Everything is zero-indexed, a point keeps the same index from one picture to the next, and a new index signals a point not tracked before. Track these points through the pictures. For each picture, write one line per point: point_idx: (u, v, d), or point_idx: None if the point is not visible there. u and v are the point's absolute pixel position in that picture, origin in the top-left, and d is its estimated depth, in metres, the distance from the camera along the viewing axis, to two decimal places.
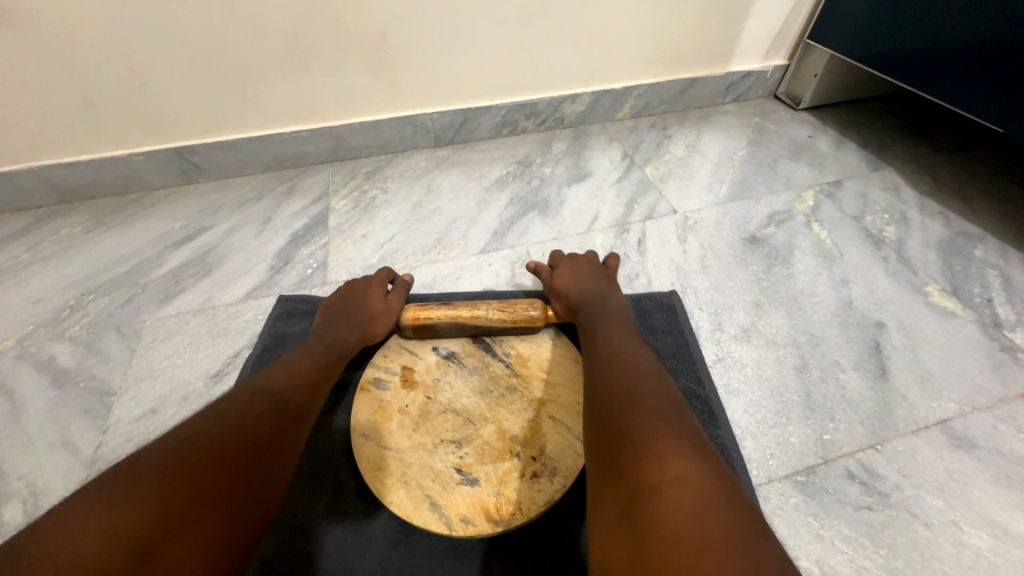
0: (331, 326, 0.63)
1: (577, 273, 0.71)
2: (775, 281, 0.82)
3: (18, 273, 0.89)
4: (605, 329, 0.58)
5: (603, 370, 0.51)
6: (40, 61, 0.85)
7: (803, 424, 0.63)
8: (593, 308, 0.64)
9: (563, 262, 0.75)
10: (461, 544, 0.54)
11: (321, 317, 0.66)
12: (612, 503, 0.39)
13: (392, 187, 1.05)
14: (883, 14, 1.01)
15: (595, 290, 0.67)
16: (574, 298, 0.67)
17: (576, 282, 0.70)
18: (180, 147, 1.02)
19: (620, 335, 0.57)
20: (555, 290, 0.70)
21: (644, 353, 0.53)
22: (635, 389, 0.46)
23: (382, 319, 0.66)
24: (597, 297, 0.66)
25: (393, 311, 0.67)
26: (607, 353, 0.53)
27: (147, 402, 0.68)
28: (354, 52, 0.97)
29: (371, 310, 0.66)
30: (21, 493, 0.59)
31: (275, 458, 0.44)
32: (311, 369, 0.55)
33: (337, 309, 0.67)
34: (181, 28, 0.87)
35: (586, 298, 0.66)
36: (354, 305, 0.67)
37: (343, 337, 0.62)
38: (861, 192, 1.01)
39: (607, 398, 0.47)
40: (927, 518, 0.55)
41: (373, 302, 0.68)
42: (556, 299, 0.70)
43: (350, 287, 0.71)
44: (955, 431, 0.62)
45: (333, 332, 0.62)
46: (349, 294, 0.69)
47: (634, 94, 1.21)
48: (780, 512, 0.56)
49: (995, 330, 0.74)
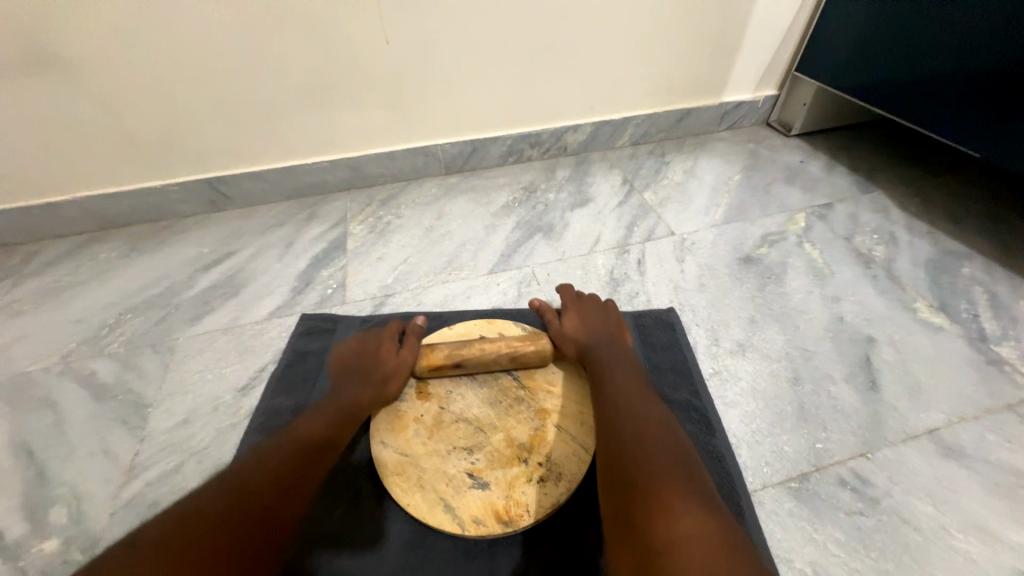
0: (345, 387, 0.64)
1: (585, 317, 0.73)
2: (769, 299, 0.86)
3: (60, 295, 0.96)
4: (616, 377, 0.61)
5: (615, 417, 0.55)
6: (90, 106, 0.95)
7: (796, 433, 0.66)
8: (604, 352, 0.66)
9: (570, 305, 0.76)
10: (472, 548, 0.58)
11: (336, 374, 0.68)
12: (628, 554, 0.43)
13: (405, 214, 1.12)
14: (864, 48, 1.08)
15: (604, 337, 0.69)
16: (585, 342, 0.68)
17: (585, 327, 0.71)
18: (210, 177, 1.10)
19: (631, 386, 0.60)
20: (562, 333, 0.70)
21: (652, 406, 0.56)
22: (645, 444, 0.50)
23: (394, 376, 0.65)
24: (605, 344, 0.68)
25: (404, 364, 0.65)
26: (618, 400, 0.57)
27: (179, 415, 0.73)
28: (373, 91, 1.06)
29: (383, 367, 0.66)
30: (64, 498, 0.64)
31: (297, 494, 0.50)
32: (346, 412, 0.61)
33: (352, 368, 0.67)
34: (218, 72, 0.96)
35: (594, 344, 0.68)
36: (368, 362, 0.67)
37: (356, 399, 0.62)
38: (852, 214, 1.05)
39: (619, 448, 0.51)
40: (917, 523, 0.57)
41: (385, 358, 0.67)
42: (563, 341, 0.69)
43: (365, 340, 0.71)
44: (943, 441, 0.65)
45: (345, 396, 0.63)
46: (363, 350, 0.70)
47: (633, 124, 1.29)
48: (775, 517, 0.58)
49: (982, 344, 0.77)
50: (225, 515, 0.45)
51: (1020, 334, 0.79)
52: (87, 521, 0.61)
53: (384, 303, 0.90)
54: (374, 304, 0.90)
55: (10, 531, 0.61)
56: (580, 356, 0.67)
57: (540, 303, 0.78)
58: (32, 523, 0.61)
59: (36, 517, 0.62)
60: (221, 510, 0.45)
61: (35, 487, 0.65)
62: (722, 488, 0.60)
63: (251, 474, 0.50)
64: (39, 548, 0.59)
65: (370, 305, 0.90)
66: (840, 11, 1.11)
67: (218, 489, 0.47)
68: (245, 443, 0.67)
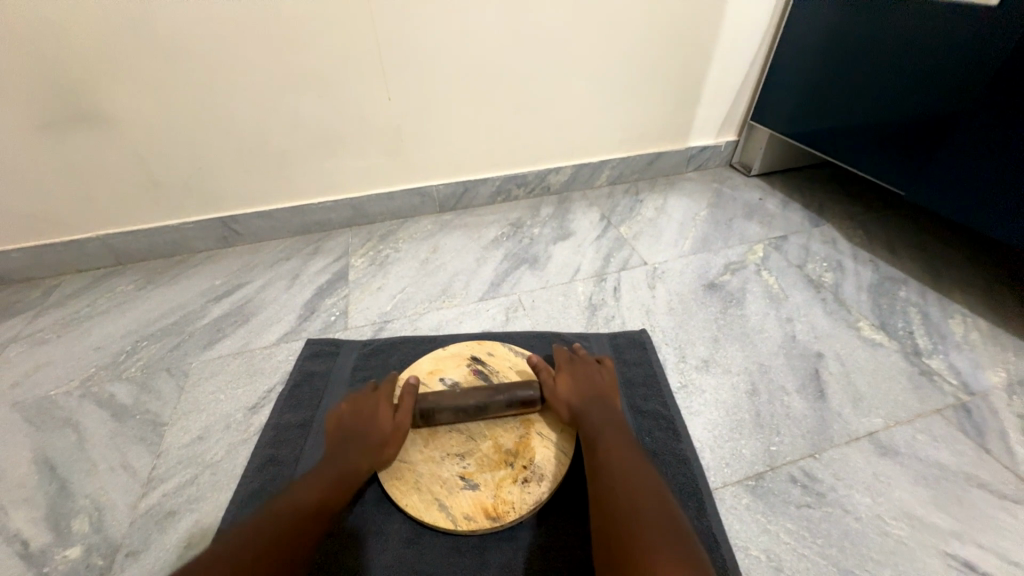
0: (342, 451, 0.64)
1: (579, 378, 0.73)
2: (731, 321, 0.96)
3: (79, 325, 1.03)
4: (610, 444, 0.63)
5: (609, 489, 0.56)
6: (121, 154, 1.06)
7: (753, 437, 0.75)
8: (598, 417, 0.67)
9: (564, 363, 0.76)
10: (464, 542, 0.63)
11: (330, 436, 0.66)
12: None
13: (403, 247, 1.23)
14: (804, 102, 1.25)
15: (598, 398, 0.70)
16: (578, 407, 0.69)
17: (579, 388, 0.72)
18: (223, 216, 1.21)
19: (625, 451, 0.62)
20: (556, 394, 0.71)
21: (646, 477, 0.58)
22: (638, 511, 0.53)
23: (392, 439, 0.66)
24: (599, 408, 0.68)
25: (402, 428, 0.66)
26: (612, 470, 0.59)
27: (194, 431, 0.79)
28: (374, 140, 1.19)
29: (382, 427, 0.66)
30: (86, 509, 0.69)
31: (315, 527, 0.54)
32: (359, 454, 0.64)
33: (347, 430, 0.66)
34: (236, 125, 1.09)
35: (588, 408, 0.68)
36: (368, 419, 0.67)
37: (353, 464, 0.62)
38: (804, 245, 1.18)
39: (612, 519, 0.53)
40: (857, 513, 0.65)
41: (382, 420, 0.67)
42: (557, 404, 0.70)
43: (364, 394, 0.71)
44: (881, 441, 0.74)
45: (344, 457, 0.63)
46: (359, 410, 0.68)
47: (609, 166, 1.43)
48: (734, 511, 0.66)
49: (916, 357, 0.87)
50: (260, 545, 0.50)
51: (949, 348, 0.89)
52: (108, 528, 0.67)
53: (383, 329, 0.98)
54: (373, 329, 0.98)
55: (35, 540, 0.66)
56: (575, 419, 0.68)
57: (534, 359, 0.76)
58: (56, 531, 0.67)
59: (60, 526, 0.67)
60: (255, 541, 0.50)
61: (59, 499, 0.70)
62: (686, 486, 0.68)
63: (269, 523, 0.52)
64: (63, 554, 0.64)
65: (370, 330, 0.98)
66: (783, 72, 1.29)
67: (237, 540, 0.49)
68: (256, 455, 0.74)
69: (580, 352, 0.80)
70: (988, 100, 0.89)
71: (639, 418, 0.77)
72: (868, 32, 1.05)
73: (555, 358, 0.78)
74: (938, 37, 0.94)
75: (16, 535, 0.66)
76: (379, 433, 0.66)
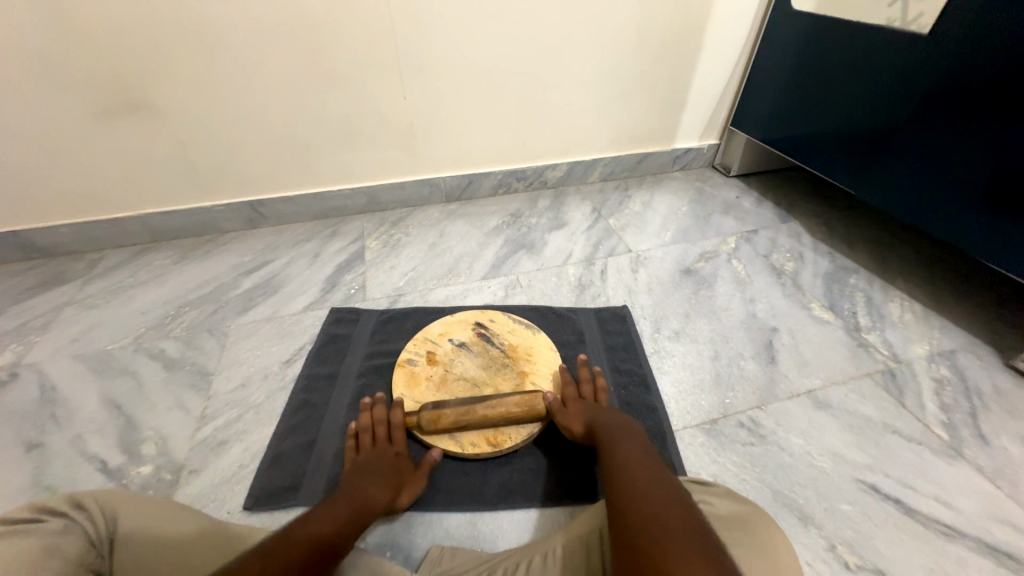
0: (362, 486, 0.65)
1: (589, 401, 0.78)
2: (701, 300, 1.10)
3: (125, 292, 1.15)
4: (629, 459, 0.60)
5: (623, 488, 0.54)
6: (165, 142, 1.19)
7: (711, 392, 0.89)
8: (607, 418, 0.72)
9: (574, 391, 0.81)
10: (469, 467, 0.77)
11: (350, 473, 0.68)
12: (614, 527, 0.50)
13: (413, 233, 1.36)
14: (775, 111, 1.39)
15: (608, 410, 0.74)
16: (591, 418, 0.73)
17: (590, 407, 0.76)
18: (251, 200, 1.33)
19: (628, 434, 0.67)
20: (568, 413, 0.76)
21: (662, 477, 0.55)
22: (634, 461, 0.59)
23: (408, 486, 0.70)
24: (608, 416, 0.72)
25: (417, 485, 0.71)
26: (627, 469, 0.58)
27: (237, 379, 0.92)
28: (388, 135, 1.32)
29: (401, 473, 0.70)
30: (152, 438, 0.82)
31: (335, 549, 0.53)
32: (375, 491, 0.65)
33: (368, 467, 0.69)
34: (268, 117, 1.21)
35: (598, 417, 0.73)
36: (387, 463, 0.70)
37: (370, 498, 0.64)
38: (771, 237, 1.32)
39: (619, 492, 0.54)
40: (791, 450, 0.80)
41: (402, 466, 0.71)
42: (571, 422, 0.74)
43: (377, 446, 0.74)
44: (817, 397, 0.88)
45: (364, 490, 0.64)
46: (380, 455, 0.71)
47: (602, 164, 1.57)
48: (691, 446, 0.80)
49: (856, 332, 1.02)
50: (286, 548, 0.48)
51: (885, 325, 1.04)
52: (173, 452, 0.80)
53: (397, 301, 1.12)
54: (388, 301, 1.11)
55: (111, 460, 0.79)
56: (588, 431, 0.72)
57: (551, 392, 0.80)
58: (129, 453, 0.80)
59: (131, 450, 0.81)
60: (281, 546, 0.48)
61: (127, 430, 0.84)
62: (652, 426, 0.82)
63: (292, 536, 0.51)
64: (136, 471, 0.78)
65: (385, 302, 1.11)
66: (757, 82, 1.43)
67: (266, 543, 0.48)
68: (293, 398, 0.87)
69: (595, 390, 0.82)
70: (922, 115, 1.03)
71: (617, 375, 0.91)
72: (828, 51, 1.20)
73: (566, 386, 0.82)
74: (884, 58, 1.08)
75: (94, 456, 0.80)
76: (397, 477, 0.69)
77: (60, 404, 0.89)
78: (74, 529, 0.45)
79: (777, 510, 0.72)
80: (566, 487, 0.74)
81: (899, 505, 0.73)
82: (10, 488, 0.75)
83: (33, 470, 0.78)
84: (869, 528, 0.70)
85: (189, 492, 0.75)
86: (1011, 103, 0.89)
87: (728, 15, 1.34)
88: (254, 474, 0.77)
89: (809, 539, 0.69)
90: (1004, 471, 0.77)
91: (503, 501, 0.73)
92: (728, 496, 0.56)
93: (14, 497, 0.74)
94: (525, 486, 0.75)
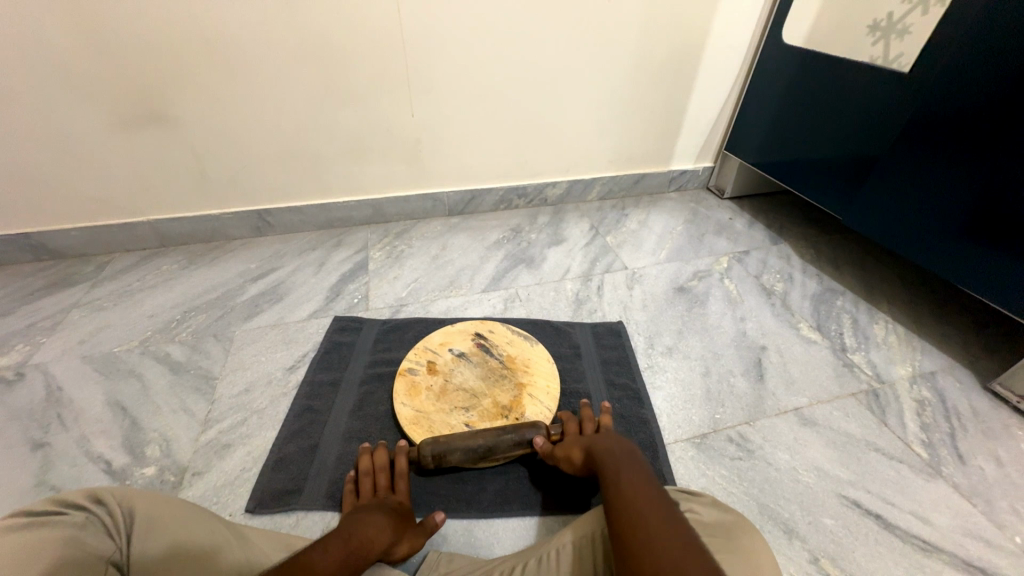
0: (360, 524, 0.61)
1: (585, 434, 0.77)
2: (694, 317, 1.14)
3: (133, 295, 1.18)
4: (632, 489, 0.57)
5: (620, 505, 0.55)
6: (180, 150, 1.23)
7: (702, 407, 0.92)
8: (604, 439, 0.72)
9: (573, 428, 0.79)
10: (466, 475, 0.79)
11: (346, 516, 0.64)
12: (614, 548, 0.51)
13: (416, 244, 1.40)
14: (767, 138, 1.45)
15: (607, 435, 0.74)
16: (588, 442, 0.73)
17: (587, 437, 0.75)
18: (260, 210, 1.37)
19: (621, 449, 0.68)
20: (565, 444, 0.75)
21: (655, 492, 0.57)
22: (626, 476, 0.61)
23: (407, 536, 0.65)
24: (605, 439, 0.72)
25: (419, 539, 0.66)
26: (622, 485, 0.59)
27: (241, 384, 0.95)
28: (395, 150, 1.37)
29: (402, 519, 0.66)
30: (157, 440, 0.84)
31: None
32: (373, 529, 0.61)
33: (366, 510, 0.65)
34: (281, 130, 1.26)
35: (595, 441, 0.72)
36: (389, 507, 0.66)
37: (368, 538, 0.59)
38: (763, 259, 1.37)
39: (615, 510, 0.55)
40: (777, 465, 0.83)
41: (400, 513, 0.67)
42: (568, 451, 0.73)
43: (377, 496, 0.71)
44: (803, 415, 0.91)
45: (366, 526, 0.60)
46: (379, 503, 0.68)
47: (600, 183, 1.62)
48: (681, 460, 0.83)
49: (842, 352, 1.06)
50: None
51: (870, 347, 1.08)
52: (176, 454, 0.82)
53: (399, 311, 1.15)
54: (391, 311, 1.14)
55: (116, 460, 0.81)
56: (586, 457, 0.70)
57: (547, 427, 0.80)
58: (133, 454, 0.82)
59: (135, 451, 0.82)
60: None
61: (132, 431, 0.86)
62: (644, 440, 0.85)
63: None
64: (140, 471, 0.79)
65: (388, 312, 1.14)
66: (749, 110, 1.50)
67: None
68: (296, 404, 0.90)
69: (596, 426, 0.81)
70: (905, 147, 1.08)
71: (611, 388, 0.95)
72: (818, 82, 1.26)
73: (564, 421, 0.82)
74: (869, 93, 1.14)
75: (100, 456, 0.82)
76: (397, 522, 0.65)
77: (66, 404, 0.90)
78: (92, 522, 0.47)
79: (763, 523, 0.75)
80: (559, 498, 0.77)
81: (879, 520, 0.76)
82: (15, 486, 0.77)
83: (39, 469, 0.79)
84: (849, 542, 0.73)
85: (192, 493, 0.77)
86: (989, 138, 0.94)
87: (723, 45, 1.41)
88: (256, 478, 0.79)
89: (793, 552, 0.71)
90: (978, 489, 0.80)
91: (499, 508, 0.76)
92: (713, 505, 0.59)
93: (20, 495, 0.76)
94: (519, 494, 0.77)
